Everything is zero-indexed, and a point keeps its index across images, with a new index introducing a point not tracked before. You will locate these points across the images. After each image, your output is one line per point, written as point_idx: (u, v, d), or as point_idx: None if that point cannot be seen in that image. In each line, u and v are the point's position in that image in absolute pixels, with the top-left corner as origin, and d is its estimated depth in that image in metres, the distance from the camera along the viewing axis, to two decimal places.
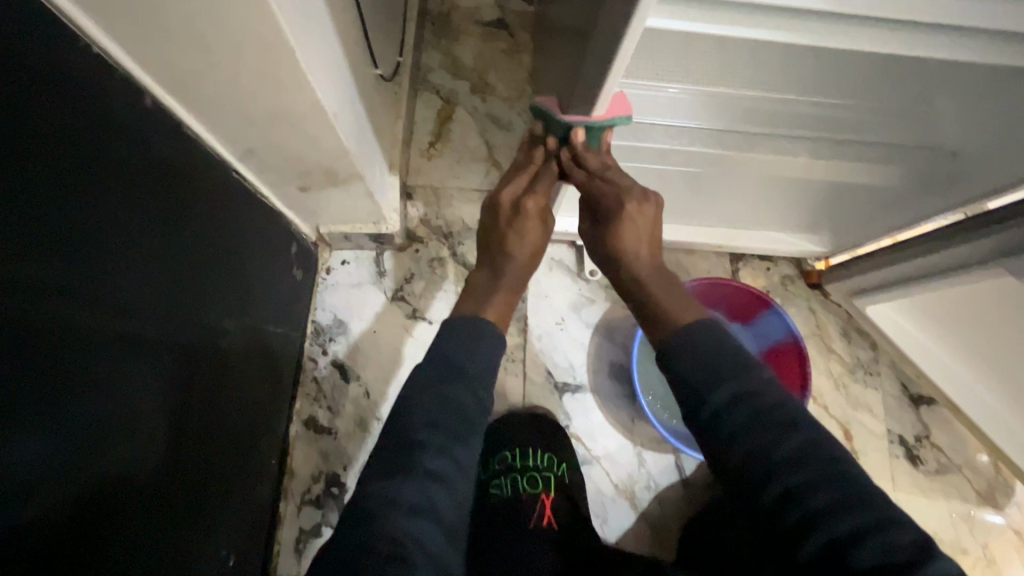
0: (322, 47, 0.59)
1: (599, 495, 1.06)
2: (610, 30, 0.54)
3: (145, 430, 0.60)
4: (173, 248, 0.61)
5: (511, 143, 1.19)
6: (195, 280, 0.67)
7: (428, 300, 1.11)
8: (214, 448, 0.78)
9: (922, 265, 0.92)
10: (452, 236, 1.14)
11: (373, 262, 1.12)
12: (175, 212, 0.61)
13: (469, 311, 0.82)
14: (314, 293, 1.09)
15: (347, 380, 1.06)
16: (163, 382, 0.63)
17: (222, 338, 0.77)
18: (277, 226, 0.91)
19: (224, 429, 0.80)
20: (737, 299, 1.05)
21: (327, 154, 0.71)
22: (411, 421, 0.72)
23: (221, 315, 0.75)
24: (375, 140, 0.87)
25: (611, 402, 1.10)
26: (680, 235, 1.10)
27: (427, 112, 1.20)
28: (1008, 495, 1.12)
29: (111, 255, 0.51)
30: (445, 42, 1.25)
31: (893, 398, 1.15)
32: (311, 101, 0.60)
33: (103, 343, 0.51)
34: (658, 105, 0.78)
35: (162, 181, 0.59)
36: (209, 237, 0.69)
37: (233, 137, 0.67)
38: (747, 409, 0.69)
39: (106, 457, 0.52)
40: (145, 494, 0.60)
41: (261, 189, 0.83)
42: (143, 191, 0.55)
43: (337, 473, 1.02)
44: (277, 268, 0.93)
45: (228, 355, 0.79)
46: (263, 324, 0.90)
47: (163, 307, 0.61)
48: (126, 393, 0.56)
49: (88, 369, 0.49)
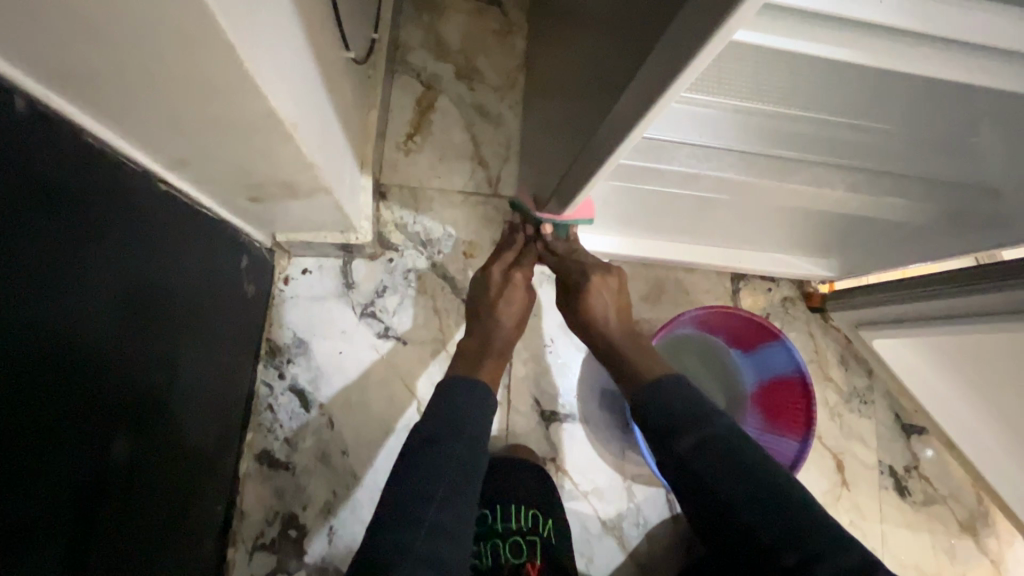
0: (277, 38, 0.45)
1: (585, 533, 0.98)
2: (671, 47, 0.42)
3: (128, 413, 0.58)
4: (108, 254, 0.51)
5: (501, 140, 1.06)
6: (167, 277, 0.63)
7: (402, 318, 0.98)
8: (194, 441, 0.75)
9: (944, 304, 0.87)
10: (431, 244, 1.01)
11: (339, 272, 0.98)
12: (141, 211, 0.56)
13: (461, 375, 0.79)
14: (270, 309, 0.95)
15: (307, 408, 0.94)
16: (151, 367, 0.62)
17: (196, 338, 0.72)
18: (225, 237, 0.76)
19: (201, 426, 0.77)
20: (742, 327, 0.97)
21: (285, 166, 0.57)
22: (398, 498, 0.65)
23: (197, 313, 0.71)
24: (344, 142, 0.73)
25: (601, 433, 1.01)
26: (683, 256, 1.01)
27: (405, 99, 1.05)
28: (988, 525, 1.11)
29: (99, 240, 0.50)
30: (427, 17, 1.08)
31: (885, 427, 1.11)
32: (264, 110, 0.46)
33: (96, 321, 0.51)
34: (691, 123, 0.67)
35: (124, 179, 0.53)
36: (161, 244, 0.61)
37: (161, 147, 0.53)
38: (705, 450, 0.68)
39: (76, 442, 0.50)
40: (123, 474, 0.59)
41: (203, 199, 0.69)
42: (103, 188, 0.50)
43: (295, 513, 0.90)
44: (227, 285, 0.79)
45: (205, 352, 0.76)
46: (207, 353, 0.76)
47: (145, 296, 0.59)
48: (113, 383, 0.55)
49: (83, 342, 0.49)
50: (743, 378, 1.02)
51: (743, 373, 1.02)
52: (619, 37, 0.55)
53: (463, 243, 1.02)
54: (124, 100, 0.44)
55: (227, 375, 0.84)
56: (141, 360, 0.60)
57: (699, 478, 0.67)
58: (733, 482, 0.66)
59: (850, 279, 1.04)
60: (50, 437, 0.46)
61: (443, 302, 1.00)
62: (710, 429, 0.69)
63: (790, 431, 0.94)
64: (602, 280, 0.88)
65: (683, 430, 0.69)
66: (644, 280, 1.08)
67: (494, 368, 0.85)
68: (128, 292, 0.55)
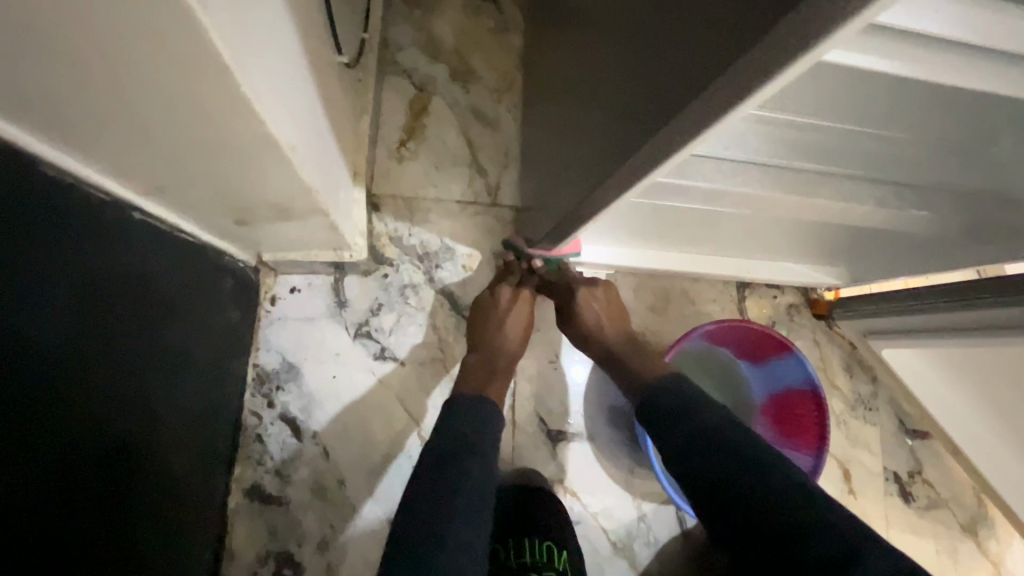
0: (272, 50, 0.38)
1: (596, 556, 0.94)
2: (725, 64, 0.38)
3: (106, 455, 0.52)
4: (75, 282, 0.45)
5: (499, 146, 1.01)
6: (145, 305, 0.56)
7: (399, 337, 0.93)
8: (180, 477, 0.69)
9: (957, 317, 0.85)
10: (429, 257, 0.95)
11: (330, 290, 0.91)
12: (111, 240, 0.50)
13: (469, 401, 0.74)
14: (256, 332, 0.88)
15: (300, 438, 0.87)
16: (131, 401, 0.56)
17: (179, 368, 0.66)
18: (206, 260, 0.69)
19: (187, 461, 0.71)
20: (753, 339, 0.94)
21: (278, 189, 0.51)
22: (408, 546, 0.60)
23: (180, 340, 0.65)
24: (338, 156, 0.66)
25: (609, 450, 0.98)
26: (690, 266, 0.98)
27: (396, 103, 0.98)
28: (989, 527, 1.12)
29: (65, 269, 0.44)
30: (418, 14, 1.02)
31: (890, 434, 1.10)
32: (258, 134, 0.40)
33: (66, 356, 0.45)
34: (721, 137, 0.63)
35: (91, 208, 0.46)
36: (137, 272, 0.54)
37: (135, 173, 0.46)
38: (695, 440, 0.64)
39: (45, 494, 0.44)
40: (99, 520, 0.52)
41: (182, 223, 0.62)
42: (67, 222, 0.43)
43: (289, 551, 0.84)
44: (210, 310, 0.72)
45: (189, 382, 0.69)
46: (190, 389, 0.69)
47: (122, 326, 0.52)
48: (87, 423, 0.49)
49: (50, 380, 0.43)
50: (753, 390, 1.00)
51: (753, 383, 1.00)
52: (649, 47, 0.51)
53: (462, 256, 0.97)
54: (90, 126, 0.37)
55: (212, 410, 0.77)
56: (114, 411, 0.53)
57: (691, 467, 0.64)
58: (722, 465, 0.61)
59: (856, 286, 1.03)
60: (13, 503, 0.40)
61: (442, 319, 0.95)
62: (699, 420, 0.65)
63: (804, 445, 0.92)
64: (591, 293, 0.85)
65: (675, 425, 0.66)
66: (650, 290, 1.04)
67: (498, 390, 0.81)
68: (100, 326, 0.49)
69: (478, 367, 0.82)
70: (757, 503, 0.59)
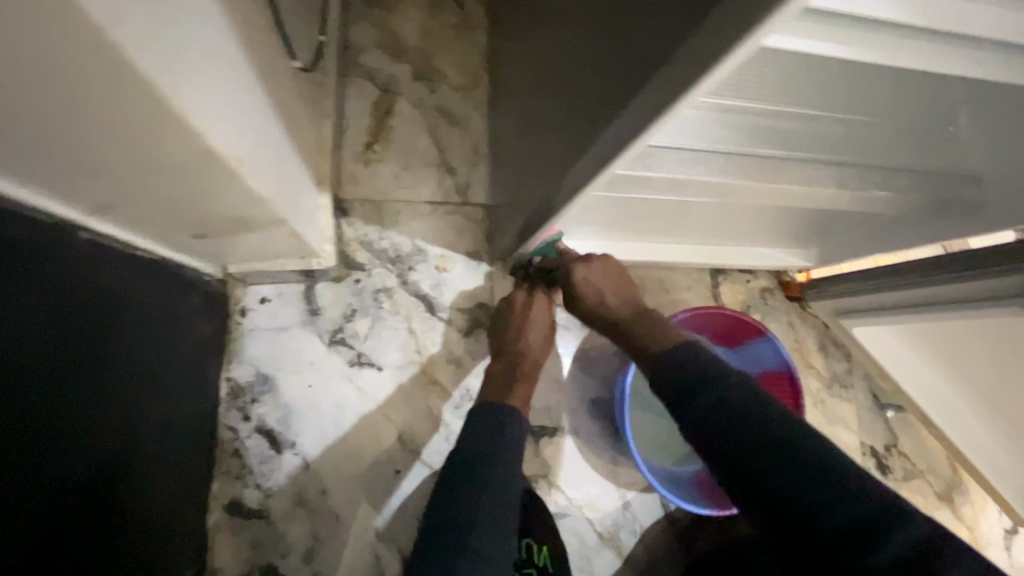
0: (212, 59, 0.37)
1: (583, 548, 0.95)
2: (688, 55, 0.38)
3: (76, 483, 0.50)
4: (31, 309, 0.43)
5: (468, 145, 1.00)
6: (108, 327, 0.54)
7: (375, 343, 0.92)
8: (157, 501, 0.67)
9: (924, 291, 0.87)
10: (401, 260, 0.95)
11: (301, 298, 0.90)
12: (63, 261, 0.48)
13: None
14: (228, 345, 0.87)
15: (279, 450, 0.86)
16: (101, 427, 0.54)
17: (150, 389, 0.64)
18: (170, 276, 0.68)
19: (164, 483, 0.69)
20: (726, 325, 0.95)
21: (232, 202, 0.50)
22: None
23: (150, 360, 0.63)
24: (298, 165, 0.65)
25: (592, 443, 0.98)
26: (663, 255, 0.98)
27: (361, 105, 0.97)
28: (963, 494, 1.15)
29: (17, 298, 0.42)
30: (380, 13, 1.00)
31: (866, 409, 1.13)
32: (203, 146, 0.39)
33: (27, 385, 0.43)
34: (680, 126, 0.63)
35: (37, 231, 0.45)
36: (95, 293, 0.52)
37: (80, 193, 0.45)
38: (710, 414, 0.64)
39: (17, 528, 0.42)
40: (75, 550, 0.51)
41: (138, 240, 0.60)
42: (12, 247, 0.42)
43: (273, 565, 0.83)
44: (180, 327, 0.71)
45: (163, 401, 0.67)
46: (164, 409, 0.68)
47: (83, 350, 0.51)
48: (57, 451, 0.47)
49: (15, 410, 0.42)
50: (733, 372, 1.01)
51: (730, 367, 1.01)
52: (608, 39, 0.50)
53: (436, 257, 0.96)
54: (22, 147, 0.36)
55: (189, 427, 0.75)
56: (87, 433, 0.52)
57: (710, 440, 0.63)
58: (742, 436, 0.62)
59: (826, 267, 1.04)
60: None
61: (418, 321, 0.94)
62: (712, 392, 0.65)
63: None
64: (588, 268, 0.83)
65: (690, 399, 0.66)
66: None
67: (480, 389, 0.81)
68: (61, 351, 0.47)
69: (503, 372, 0.83)
70: (781, 472, 0.59)
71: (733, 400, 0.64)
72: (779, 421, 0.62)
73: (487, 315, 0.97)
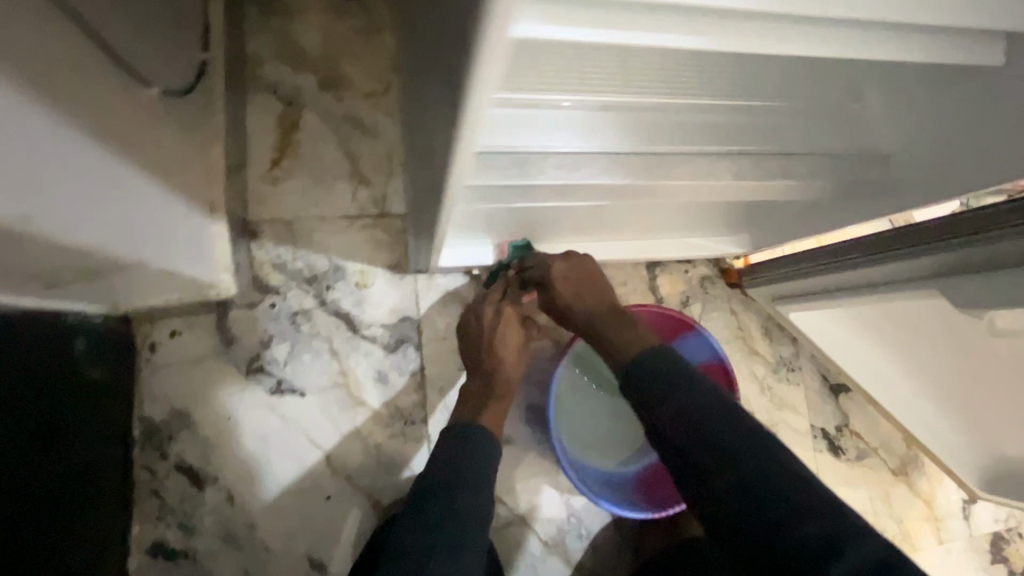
0: None
1: (528, 558, 0.94)
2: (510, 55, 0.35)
3: None
4: None
5: (381, 153, 0.96)
6: None
7: (296, 367, 0.89)
8: (61, 558, 0.65)
9: (856, 274, 0.83)
10: (318, 280, 0.91)
11: (213, 328, 0.87)
12: None
13: None
14: (138, 383, 0.83)
15: (201, 487, 0.84)
16: None
17: (34, 445, 0.61)
18: (44, 324, 0.64)
19: (68, 539, 0.66)
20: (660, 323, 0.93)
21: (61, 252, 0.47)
22: None
23: (32, 414, 0.60)
24: (159, 197, 0.62)
25: (531, 451, 0.96)
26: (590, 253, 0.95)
27: (264, 121, 0.93)
28: (918, 468, 1.14)
29: None
30: (278, 22, 0.96)
31: (814, 391, 1.11)
32: None
33: None
34: (549, 121, 0.60)
35: None
36: None
37: None
38: (680, 421, 0.64)
39: None
40: None
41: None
42: None
43: None
44: (67, 375, 0.68)
45: (55, 455, 0.64)
46: (57, 462, 0.65)
47: None
48: None
49: None
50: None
51: None
52: (453, 46, 0.47)
53: (354, 273, 0.93)
54: None
55: (88, 475, 0.72)
56: None
57: (675, 440, 0.65)
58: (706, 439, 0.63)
59: (763, 252, 1.01)
60: None
61: (340, 342, 0.91)
62: (682, 396, 0.66)
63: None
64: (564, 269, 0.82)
65: (660, 400, 0.67)
66: None
67: None
68: None
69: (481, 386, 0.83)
70: (746, 481, 0.60)
71: (703, 404, 0.65)
72: (750, 432, 0.63)
73: (413, 328, 0.94)
